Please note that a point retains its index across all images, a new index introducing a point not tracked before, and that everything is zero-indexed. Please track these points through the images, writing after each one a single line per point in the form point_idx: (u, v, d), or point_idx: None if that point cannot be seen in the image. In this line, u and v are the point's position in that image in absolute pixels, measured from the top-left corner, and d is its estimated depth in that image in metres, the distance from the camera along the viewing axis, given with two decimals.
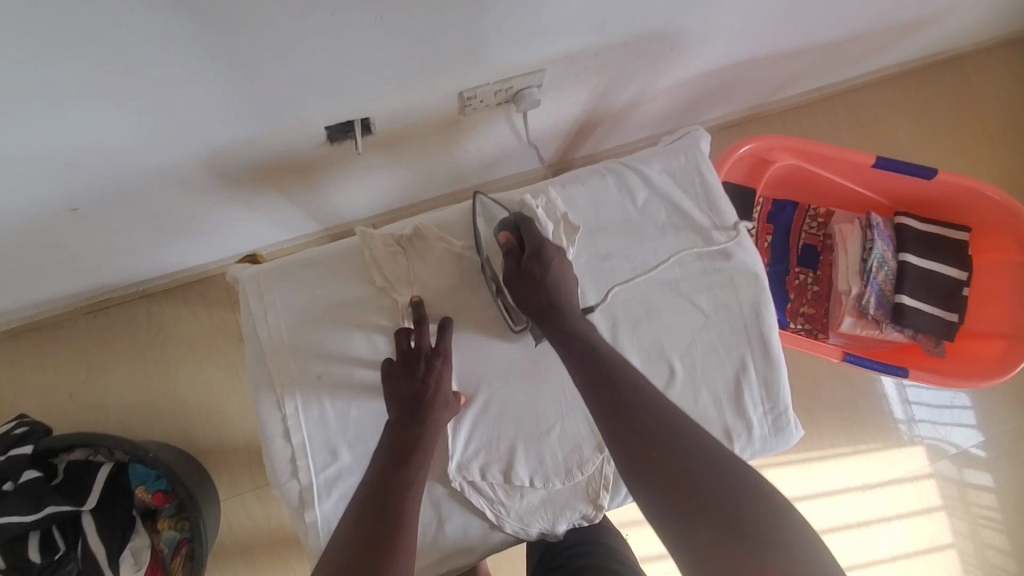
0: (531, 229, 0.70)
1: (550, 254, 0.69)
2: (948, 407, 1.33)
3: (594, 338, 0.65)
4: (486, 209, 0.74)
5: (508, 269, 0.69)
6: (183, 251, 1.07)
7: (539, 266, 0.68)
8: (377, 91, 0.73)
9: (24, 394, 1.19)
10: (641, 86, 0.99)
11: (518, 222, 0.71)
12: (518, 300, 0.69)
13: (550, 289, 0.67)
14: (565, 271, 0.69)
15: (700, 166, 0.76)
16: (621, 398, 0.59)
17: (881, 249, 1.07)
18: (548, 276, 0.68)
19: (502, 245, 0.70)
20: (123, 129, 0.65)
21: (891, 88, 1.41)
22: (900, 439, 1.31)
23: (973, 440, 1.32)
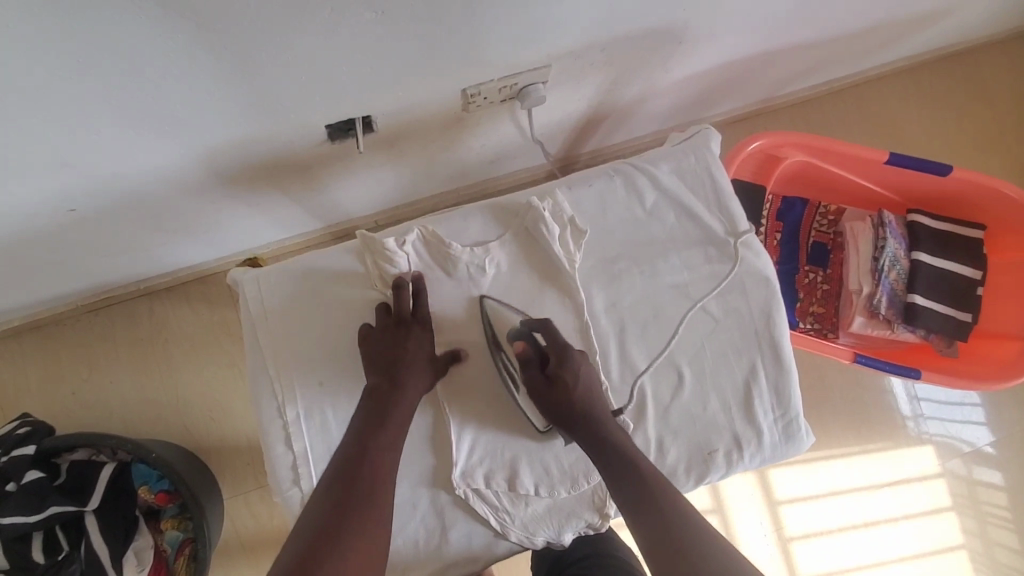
0: (552, 333, 0.68)
1: (573, 361, 0.66)
2: (959, 405, 1.31)
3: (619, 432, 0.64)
4: (500, 312, 0.70)
5: (531, 379, 0.66)
6: (183, 250, 1.05)
7: (566, 375, 0.66)
8: (378, 89, 0.71)
9: (27, 393, 1.19)
10: (649, 81, 0.96)
11: (536, 326, 0.68)
12: (545, 411, 0.66)
13: (575, 397, 0.65)
14: (592, 377, 0.67)
15: (710, 167, 0.74)
16: (637, 487, 0.59)
17: (893, 248, 1.05)
18: (575, 385, 0.65)
19: (518, 355, 0.67)
20: (119, 129, 0.63)
21: (904, 81, 1.37)
22: (909, 438, 1.29)
23: (984, 438, 1.31)
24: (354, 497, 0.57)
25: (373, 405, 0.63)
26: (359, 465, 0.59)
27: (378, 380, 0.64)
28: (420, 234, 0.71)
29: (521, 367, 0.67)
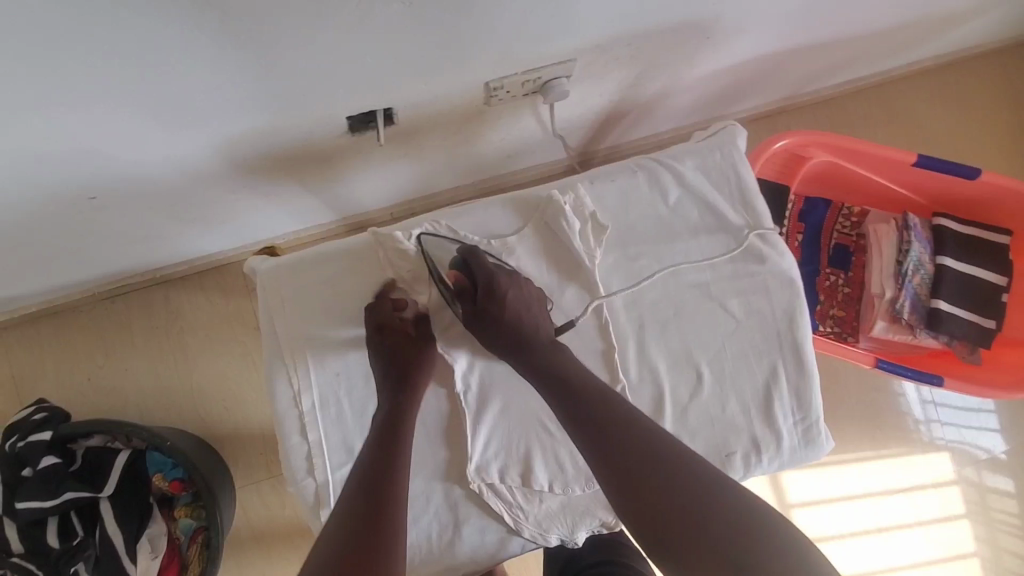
0: (480, 261, 0.66)
1: (502, 286, 0.65)
2: (973, 412, 1.29)
3: (582, 381, 0.60)
4: (439, 248, 0.69)
5: (466, 313, 0.66)
6: (200, 239, 1.05)
7: (494, 305, 0.64)
8: (401, 81, 0.70)
9: (45, 378, 1.20)
10: (672, 77, 0.95)
11: (462, 255, 0.67)
12: (486, 344, 0.65)
13: (511, 324, 0.64)
14: (524, 296, 0.66)
15: (736, 164, 0.72)
16: (613, 438, 0.55)
17: (917, 251, 1.03)
18: (504, 312, 0.64)
19: (454, 287, 0.66)
20: (143, 115, 0.63)
21: (930, 81, 1.35)
22: (924, 444, 1.27)
23: (998, 445, 1.28)
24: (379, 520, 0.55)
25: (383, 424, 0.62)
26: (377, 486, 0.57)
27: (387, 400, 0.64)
28: (427, 227, 0.69)
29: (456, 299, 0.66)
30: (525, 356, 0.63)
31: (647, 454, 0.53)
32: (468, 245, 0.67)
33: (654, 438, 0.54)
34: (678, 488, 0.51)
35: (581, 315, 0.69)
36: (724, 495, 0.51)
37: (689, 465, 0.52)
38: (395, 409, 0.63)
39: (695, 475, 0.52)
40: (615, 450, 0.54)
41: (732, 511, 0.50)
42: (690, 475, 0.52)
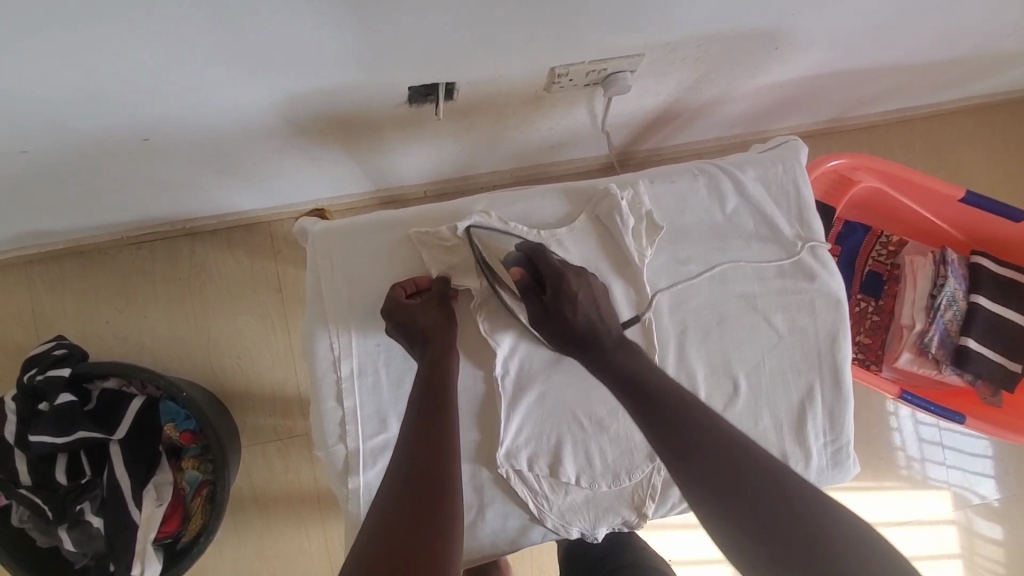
0: (545, 257, 0.65)
1: (571, 285, 0.64)
2: (970, 455, 1.29)
3: (651, 382, 0.60)
4: (490, 237, 0.67)
5: (534, 308, 0.65)
6: (237, 194, 1.05)
7: (565, 301, 0.64)
8: (471, 57, 0.69)
9: (64, 315, 1.20)
10: (731, 85, 0.94)
11: (526, 251, 0.66)
12: (552, 339, 0.65)
13: (581, 319, 0.64)
14: (592, 294, 0.65)
15: (796, 179, 0.72)
16: (688, 437, 0.54)
17: (952, 287, 1.02)
18: (574, 307, 0.64)
19: (517, 284, 0.65)
20: (216, 63, 0.62)
21: (976, 119, 1.34)
22: (925, 482, 1.28)
23: (990, 491, 1.29)
24: (427, 521, 0.50)
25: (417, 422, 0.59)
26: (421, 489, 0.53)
27: (420, 387, 0.62)
28: (478, 219, 0.67)
29: (521, 296, 0.65)
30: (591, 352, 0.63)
31: (725, 455, 0.52)
32: (533, 242, 0.66)
33: (733, 441, 0.53)
34: (759, 490, 0.50)
35: (642, 312, 0.69)
36: (807, 502, 0.49)
37: (772, 470, 0.51)
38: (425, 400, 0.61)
39: (775, 480, 0.50)
40: (685, 435, 0.54)
41: (817, 518, 0.47)
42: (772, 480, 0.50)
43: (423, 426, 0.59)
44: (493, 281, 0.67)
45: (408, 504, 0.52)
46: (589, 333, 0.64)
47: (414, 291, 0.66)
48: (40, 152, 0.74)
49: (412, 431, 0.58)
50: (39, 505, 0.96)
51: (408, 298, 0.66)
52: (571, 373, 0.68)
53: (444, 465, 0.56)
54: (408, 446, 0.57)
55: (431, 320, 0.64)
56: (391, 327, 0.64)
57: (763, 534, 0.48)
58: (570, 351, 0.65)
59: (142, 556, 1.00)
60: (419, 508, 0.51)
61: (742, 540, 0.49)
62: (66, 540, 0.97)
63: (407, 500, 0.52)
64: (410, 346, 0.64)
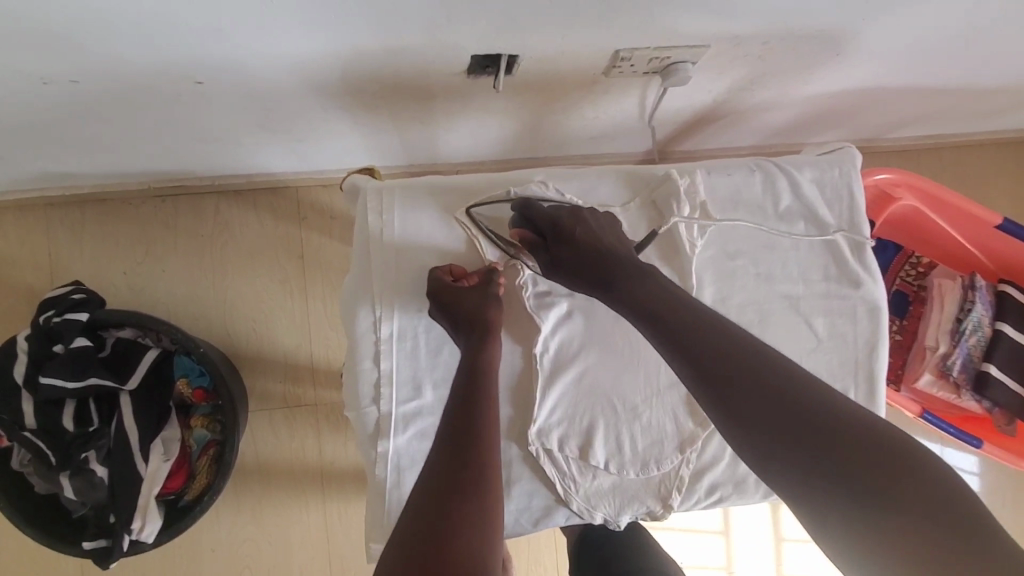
0: (535, 208, 0.65)
1: (568, 224, 0.64)
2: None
3: (680, 317, 0.55)
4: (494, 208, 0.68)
5: (545, 257, 0.64)
6: (273, 154, 1.03)
7: (563, 236, 0.63)
8: (541, 31, 0.69)
9: (82, 262, 1.18)
10: (783, 89, 0.94)
11: (519, 209, 0.66)
12: (573, 284, 0.63)
13: (587, 251, 0.62)
14: (591, 228, 0.64)
15: (851, 185, 0.71)
16: (728, 376, 0.50)
17: (979, 313, 1.02)
18: (574, 246, 0.62)
19: (523, 244, 0.65)
20: (286, 10, 0.61)
21: (1009, 153, 1.35)
22: None
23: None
24: (467, 520, 0.49)
25: (460, 412, 0.57)
26: (456, 481, 0.52)
27: (462, 373, 0.61)
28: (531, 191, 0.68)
29: (529, 253, 0.65)
30: (603, 280, 0.60)
31: (768, 391, 0.48)
32: (521, 198, 0.66)
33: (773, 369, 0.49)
34: (807, 426, 0.46)
35: (660, 228, 0.69)
36: (860, 432, 0.45)
37: (818, 402, 0.47)
38: (465, 391, 0.59)
39: (825, 413, 0.46)
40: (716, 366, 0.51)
41: (869, 452, 0.44)
42: (820, 413, 0.46)
43: (466, 419, 0.57)
44: (493, 239, 0.67)
45: (449, 497, 0.50)
46: (597, 260, 0.61)
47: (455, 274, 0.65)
48: (90, 84, 0.73)
49: (453, 417, 0.57)
50: (44, 449, 0.95)
51: (453, 280, 0.65)
52: (611, 355, 0.68)
53: (486, 457, 0.55)
54: (447, 436, 0.56)
55: (478, 302, 0.62)
56: (434, 309, 0.63)
57: (814, 472, 0.45)
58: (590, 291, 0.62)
59: (143, 511, 0.98)
60: (460, 507, 0.50)
61: (790, 479, 0.46)
62: (67, 488, 0.96)
63: (443, 492, 0.51)
64: (452, 329, 0.63)
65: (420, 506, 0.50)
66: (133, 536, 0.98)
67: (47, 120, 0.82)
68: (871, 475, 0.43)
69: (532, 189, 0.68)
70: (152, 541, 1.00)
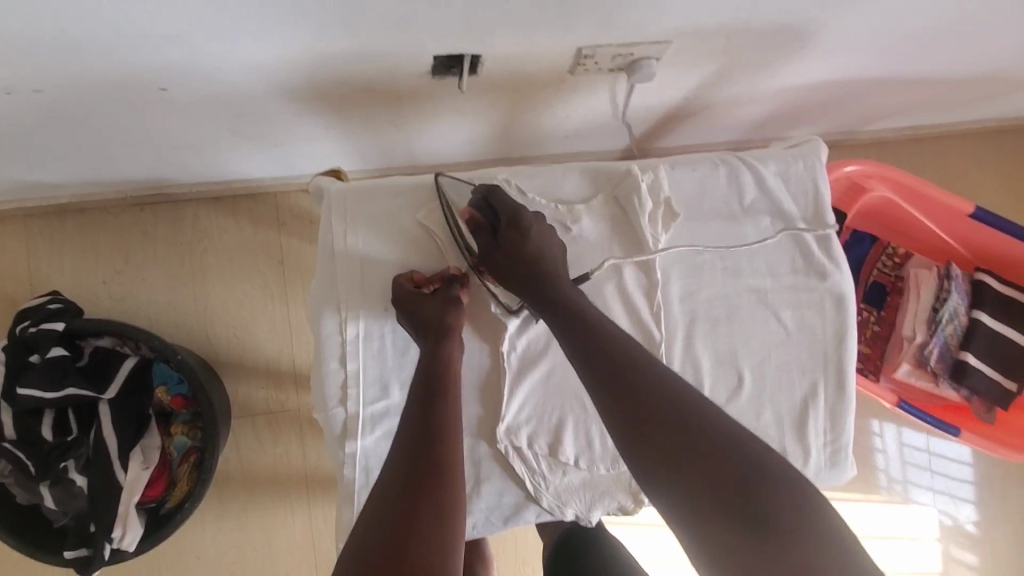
0: (500, 198, 0.65)
1: (526, 219, 0.64)
2: (951, 480, 1.35)
3: (626, 360, 0.56)
4: (457, 192, 0.68)
5: (485, 246, 0.64)
6: (247, 159, 1.03)
7: (516, 232, 0.63)
8: (501, 30, 0.69)
9: (61, 272, 1.18)
10: (752, 83, 0.94)
11: (481, 195, 0.66)
12: (501, 279, 0.64)
13: (532, 253, 0.62)
14: (545, 232, 0.64)
15: (816, 177, 0.71)
16: (666, 423, 0.51)
17: (955, 302, 1.03)
18: (525, 242, 0.62)
19: (469, 225, 0.65)
20: (240, 12, 0.61)
21: (986, 141, 1.35)
22: (900, 499, 1.34)
23: (970, 516, 1.35)
24: (424, 522, 0.49)
25: (419, 411, 0.58)
26: (415, 478, 0.53)
27: (421, 369, 0.61)
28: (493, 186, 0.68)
29: (474, 236, 0.65)
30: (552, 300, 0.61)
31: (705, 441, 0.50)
32: (487, 185, 0.66)
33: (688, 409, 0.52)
34: (721, 471, 0.49)
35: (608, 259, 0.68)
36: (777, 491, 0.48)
37: (751, 455, 0.49)
38: (426, 390, 0.59)
39: (748, 468, 0.49)
40: (636, 402, 0.53)
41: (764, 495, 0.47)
42: (753, 469, 0.49)
43: (423, 417, 0.57)
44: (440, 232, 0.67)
45: (408, 497, 0.51)
46: (551, 279, 0.62)
47: (415, 281, 0.65)
48: (53, 93, 0.73)
49: (415, 414, 0.58)
50: (23, 460, 0.94)
51: (416, 285, 0.65)
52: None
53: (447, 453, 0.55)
54: (406, 437, 0.56)
55: (440, 306, 0.62)
56: (399, 315, 0.63)
57: (735, 525, 0.47)
58: (518, 288, 0.63)
59: (125, 519, 0.98)
60: (420, 504, 0.51)
61: (690, 515, 0.49)
62: (48, 497, 0.96)
63: (402, 491, 0.52)
64: (415, 333, 0.63)
65: (379, 508, 0.51)
66: (115, 545, 0.98)
67: (15, 130, 0.82)
68: (781, 537, 0.46)
69: (494, 188, 0.68)
70: (134, 549, 1.00)
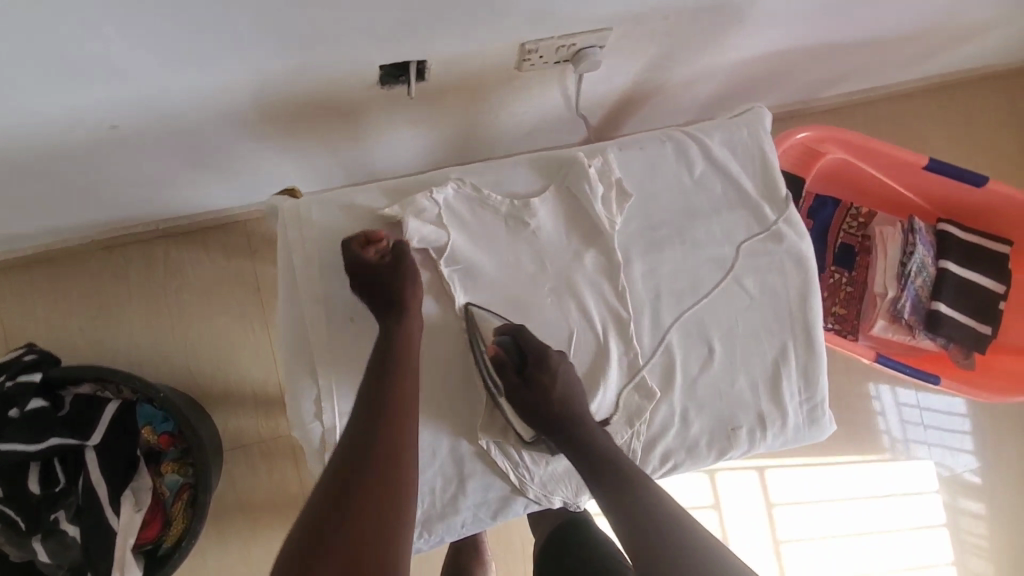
0: (527, 338, 0.67)
1: (555, 361, 0.66)
2: (945, 432, 1.37)
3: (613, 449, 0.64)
4: (484, 319, 0.67)
5: (511, 385, 0.67)
6: (210, 191, 1.04)
7: (545, 374, 0.66)
8: (438, 33, 0.70)
9: (35, 323, 1.17)
10: (699, 61, 0.95)
11: (511, 334, 0.66)
12: (523, 409, 0.67)
13: (556, 400, 0.65)
14: (571, 374, 0.66)
15: (761, 145, 0.74)
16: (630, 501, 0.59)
17: (921, 255, 1.05)
18: (553, 386, 0.66)
19: (492, 360, 0.66)
20: (175, 39, 0.61)
21: (939, 97, 1.38)
22: (904, 456, 1.36)
23: (967, 466, 1.37)
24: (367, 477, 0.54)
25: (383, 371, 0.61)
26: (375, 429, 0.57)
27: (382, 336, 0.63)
28: (452, 189, 0.69)
29: (495, 370, 0.67)
30: (572, 436, 0.65)
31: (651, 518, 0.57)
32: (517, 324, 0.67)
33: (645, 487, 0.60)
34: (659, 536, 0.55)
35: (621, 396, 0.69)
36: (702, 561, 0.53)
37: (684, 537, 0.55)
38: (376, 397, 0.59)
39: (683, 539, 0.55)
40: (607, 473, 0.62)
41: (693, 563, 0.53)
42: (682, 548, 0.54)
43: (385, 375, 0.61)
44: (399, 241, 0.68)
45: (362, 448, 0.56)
46: (581, 429, 0.65)
47: (372, 250, 0.64)
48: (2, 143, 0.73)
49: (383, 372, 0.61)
50: (12, 517, 0.94)
51: (372, 252, 0.64)
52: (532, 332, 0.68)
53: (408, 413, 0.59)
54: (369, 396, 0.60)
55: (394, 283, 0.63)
56: (357, 284, 0.64)
57: None
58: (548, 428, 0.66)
59: (121, 564, 0.97)
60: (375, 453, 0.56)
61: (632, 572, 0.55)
62: (41, 552, 0.94)
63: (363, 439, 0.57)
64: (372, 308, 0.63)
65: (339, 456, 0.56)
66: None
67: None
68: None
69: (446, 191, 0.69)
70: None
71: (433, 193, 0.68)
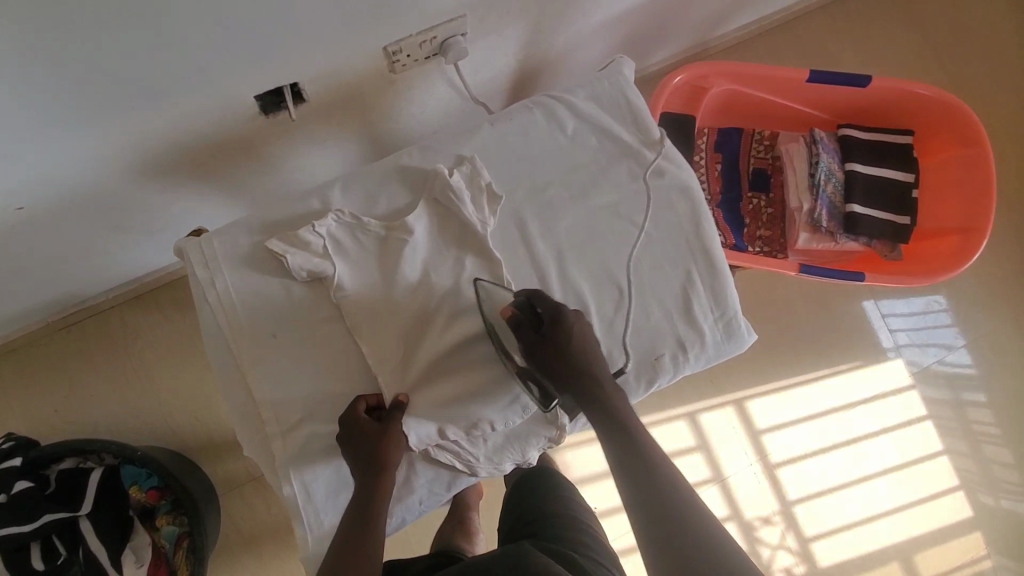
0: (544, 299, 0.68)
1: (568, 320, 0.67)
2: (908, 330, 1.41)
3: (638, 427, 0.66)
4: (494, 292, 0.71)
5: (529, 340, 0.67)
6: (142, 251, 1.07)
7: (563, 332, 0.67)
8: (296, 55, 0.74)
9: (11, 415, 1.20)
10: (571, 28, 1.00)
11: (527, 296, 0.69)
12: (536, 364, 0.67)
13: (577, 352, 0.67)
14: (584, 330, 0.68)
15: (624, 92, 0.79)
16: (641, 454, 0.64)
17: (827, 162, 1.09)
18: (572, 340, 0.67)
19: (510, 319, 0.68)
20: (44, 111, 0.65)
21: (827, 13, 1.42)
22: (877, 357, 1.40)
23: (937, 358, 1.40)
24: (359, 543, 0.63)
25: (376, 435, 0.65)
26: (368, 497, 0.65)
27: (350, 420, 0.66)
28: (333, 219, 0.72)
29: (514, 328, 0.68)
30: (585, 391, 0.67)
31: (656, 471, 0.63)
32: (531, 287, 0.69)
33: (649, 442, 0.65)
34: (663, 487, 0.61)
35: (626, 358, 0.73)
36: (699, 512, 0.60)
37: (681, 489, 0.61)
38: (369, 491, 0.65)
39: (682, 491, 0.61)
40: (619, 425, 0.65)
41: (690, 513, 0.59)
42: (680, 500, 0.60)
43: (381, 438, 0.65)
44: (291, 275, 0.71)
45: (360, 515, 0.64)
46: (591, 380, 0.67)
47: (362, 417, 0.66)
48: None
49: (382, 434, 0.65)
50: None
51: (367, 414, 0.68)
52: (450, 299, 0.71)
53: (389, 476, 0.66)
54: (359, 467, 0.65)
55: (375, 444, 0.65)
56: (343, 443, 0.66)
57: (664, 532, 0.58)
58: (561, 382, 0.67)
59: None
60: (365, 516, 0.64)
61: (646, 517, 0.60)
62: None
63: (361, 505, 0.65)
64: (353, 468, 0.65)
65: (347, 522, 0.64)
66: None
67: None
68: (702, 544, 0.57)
69: (326, 223, 0.72)
70: None
71: (313, 228, 0.71)
